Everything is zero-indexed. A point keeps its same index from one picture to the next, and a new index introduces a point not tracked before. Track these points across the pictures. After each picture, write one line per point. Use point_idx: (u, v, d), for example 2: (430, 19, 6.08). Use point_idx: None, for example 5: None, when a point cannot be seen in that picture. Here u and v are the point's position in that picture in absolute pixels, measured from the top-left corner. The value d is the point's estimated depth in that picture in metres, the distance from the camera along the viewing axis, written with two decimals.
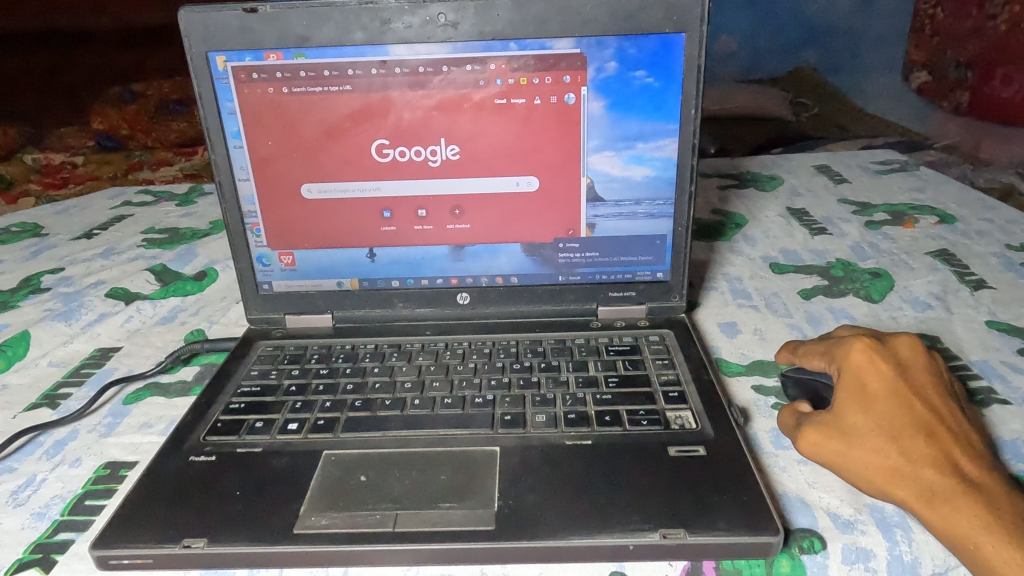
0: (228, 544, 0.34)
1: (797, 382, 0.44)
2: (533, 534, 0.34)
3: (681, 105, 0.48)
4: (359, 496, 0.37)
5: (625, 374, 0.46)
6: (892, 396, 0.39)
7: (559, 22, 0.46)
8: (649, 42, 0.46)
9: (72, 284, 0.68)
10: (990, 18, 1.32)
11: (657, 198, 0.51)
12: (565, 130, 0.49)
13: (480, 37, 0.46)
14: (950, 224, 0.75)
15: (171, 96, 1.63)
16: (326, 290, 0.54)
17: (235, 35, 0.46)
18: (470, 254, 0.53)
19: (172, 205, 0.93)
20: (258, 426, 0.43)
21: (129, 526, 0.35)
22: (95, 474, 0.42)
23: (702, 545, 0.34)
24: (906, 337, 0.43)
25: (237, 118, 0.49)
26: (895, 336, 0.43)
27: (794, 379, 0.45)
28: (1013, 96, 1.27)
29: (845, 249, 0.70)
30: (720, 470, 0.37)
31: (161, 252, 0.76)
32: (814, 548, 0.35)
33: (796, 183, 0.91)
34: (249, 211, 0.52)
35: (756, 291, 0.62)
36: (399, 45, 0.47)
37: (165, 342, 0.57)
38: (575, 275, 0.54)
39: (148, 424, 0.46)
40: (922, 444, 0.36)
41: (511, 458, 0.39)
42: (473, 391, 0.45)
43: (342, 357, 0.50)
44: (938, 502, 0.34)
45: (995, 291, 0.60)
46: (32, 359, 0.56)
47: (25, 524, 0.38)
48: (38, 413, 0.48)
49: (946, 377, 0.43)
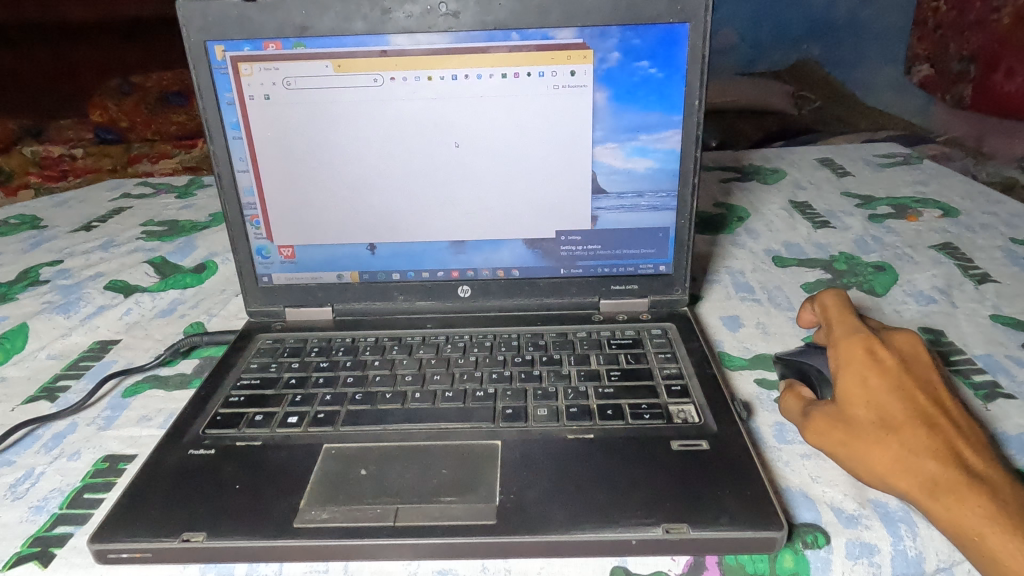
0: (228, 538, 0.34)
1: (793, 364, 0.44)
2: (534, 528, 0.34)
3: (685, 96, 0.48)
4: (359, 491, 0.36)
5: (626, 367, 0.46)
6: (894, 388, 0.38)
7: (562, 12, 0.45)
8: (652, 31, 0.46)
9: (70, 277, 0.68)
10: (993, 10, 1.31)
11: (660, 190, 0.51)
12: (567, 121, 0.49)
13: (481, 27, 0.46)
14: (954, 218, 0.75)
15: (171, 88, 1.60)
16: (326, 283, 0.54)
17: (233, 24, 0.46)
18: (471, 246, 0.53)
19: (170, 198, 0.93)
20: (258, 419, 0.42)
21: (127, 520, 0.35)
22: (93, 467, 0.41)
23: (705, 540, 0.33)
24: (906, 333, 0.42)
25: (236, 109, 0.48)
26: (895, 331, 0.43)
27: (787, 360, 0.45)
28: (1015, 91, 1.27)
29: (848, 243, 0.70)
30: (723, 464, 0.37)
31: (160, 244, 0.76)
32: (818, 543, 0.35)
33: (799, 176, 0.90)
34: (248, 203, 0.51)
35: (759, 284, 0.62)
36: (399, 35, 0.46)
37: (164, 335, 0.57)
38: (577, 268, 0.53)
39: (147, 417, 0.46)
40: (924, 436, 0.36)
41: (512, 452, 0.39)
42: (474, 384, 0.45)
43: (341, 350, 0.49)
44: (942, 493, 0.34)
45: (999, 285, 0.60)
46: (30, 352, 0.55)
47: (23, 517, 0.38)
48: (36, 405, 0.48)
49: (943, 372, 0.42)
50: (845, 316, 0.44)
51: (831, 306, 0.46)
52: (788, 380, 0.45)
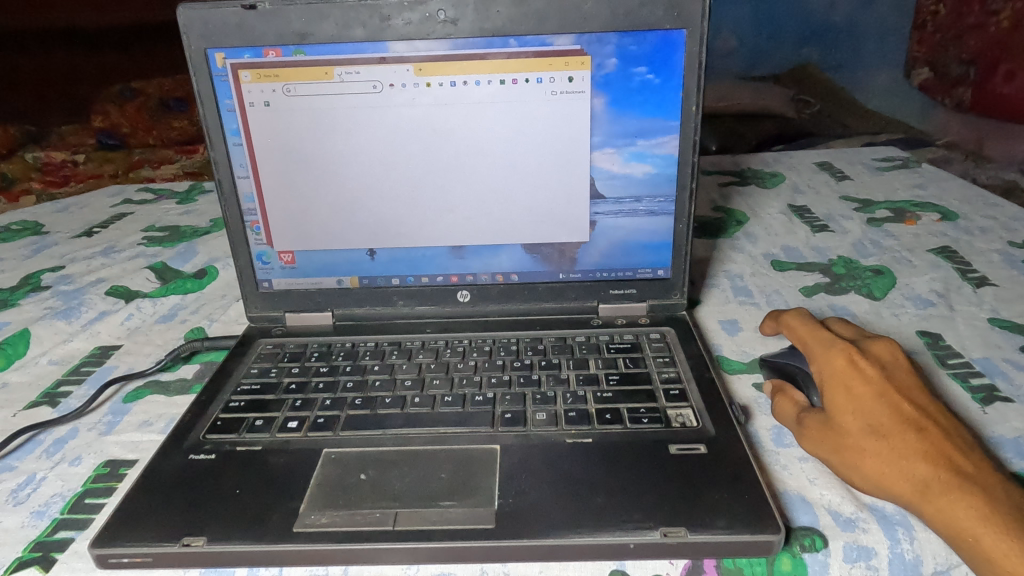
0: (228, 542, 0.34)
1: (782, 368, 0.45)
2: (534, 532, 0.34)
3: (682, 101, 0.48)
4: (359, 495, 0.37)
5: (625, 371, 0.46)
6: (880, 395, 0.38)
7: (560, 18, 0.46)
8: (649, 38, 0.46)
9: (72, 283, 0.68)
10: (991, 13, 1.33)
11: (658, 195, 0.51)
12: (566, 126, 0.49)
13: (480, 34, 0.46)
14: (952, 221, 0.75)
15: (171, 94, 1.61)
16: (325, 288, 0.54)
17: (234, 32, 0.46)
18: (471, 251, 0.53)
19: (172, 203, 0.93)
20: (258, 424, 0.43)
21: (129, 525, 0.35)
22: (94, 472, 0.42)
23: (703, 544, 0.33)
24: (885, 341, 0.43)
25: (236, 115, 0.48)
26: (873, 340, 0.43)
27: (777, 363, 0.46)
28: (1016, 92, 1.32)
29: (847, 246, 0.70)
30: (721, 467, 0.37)
31: (161, 250, 0.76)
32: (815, 546, 0.35)
33: (798, 180, 0.91)
34: (249, 209, 0.51)
35: (757, 288, 0.62)
36: (399, 42, 0.47)
37: (165, 340, 0.57)
38: (576, 273, 0.53)
39: (148, 422, 0.46)
40: (912, 439, 0.36)
41: (511, 456, 0.39)
42: (473, 389, 0.45)
43: (341, 355, 0.50)
44: (934, 495, 0.34)
45: (997, 288, 0.60)
46: (32, 358, 0.56)
47: (25, 522, 0.38)
48: (37, 411, 0.48)
49: (926, 378, 0.43)
50: (820, 330, 0.45)
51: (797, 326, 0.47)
52: (774, 381, 0.45)
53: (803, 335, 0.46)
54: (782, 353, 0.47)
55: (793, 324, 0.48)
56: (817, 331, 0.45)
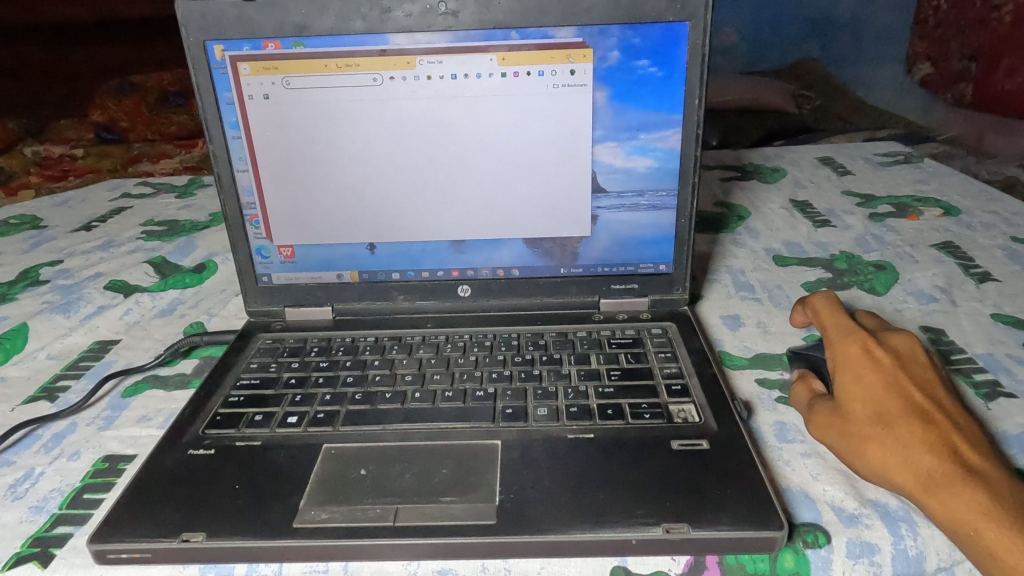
0: (227, 538, 0.34)
1: (805, 357, 0.45)
2: (534, 528, 0.34)
3: (684, 95, 0.48)
4: (359, 491, 0.36)
5: (627, 367, 0.46)
6: (890, 385, 0.38)
7: (562, 10, 0.45)
8: (651, 31, 0.46)
9: (70, 277, 0.68)
10: (993, 9, 1.30)
11: (660, 190, 0.51)
12: (567, 120, 0.48)
13: (481, 26, 0.46)
14: (955, 216, 0.74)
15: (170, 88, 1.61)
16: (325, 282, 0.54)
17: (232, 24, 0.45)
18: (471, 246, 0.53)
19: (171, 197, 0.93)
20: (258, 419, 0.42)
21: (127, 521, 0.35)
22: (93, 467, 0.41)
23: (705, 540, 0.33)
24: (903, 334, 0.43)
25: (235, 108, 0.48)
26: (893, 333, 0.43)
27: (802, 354, 0.46)
28: (1016, 89, 1.26)
29: (849, 242, 0.70)
30: (723, 464, 0.37)
31: (160, 244, 0.76)
32: (818, 542, 0.35)
33: (799, 175, 0.90)
34: (248, 203, 0.51)
35: (759, 284, 0.61)
36: (399, 34, 0.46)
37: (164, 335, 0.57)
38: (577, 268, 0.53)
39: (147, 417, 0.46)
40: (918, 430, 0.36)
41: (512, 452, 0.39)
42: (474, 384, 0.45)
43: (341, 350, 0.49)
44: (937, 487, 0.34)
45: (1000, 284, 0.60)
46: (30, 352, 0.55)
47: (23, 518, 0.38)
48: (36, 406, 0.48)
49: (943, 372, 0.43)
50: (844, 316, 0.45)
51: (821, 310, 0.47)
52: (799, 371, 0.46)
53: (825, 320, 0.46)
54: (808, 346, 0.46)
55: (819, 306, 0.48)
56: (839, 317, 0.45)
